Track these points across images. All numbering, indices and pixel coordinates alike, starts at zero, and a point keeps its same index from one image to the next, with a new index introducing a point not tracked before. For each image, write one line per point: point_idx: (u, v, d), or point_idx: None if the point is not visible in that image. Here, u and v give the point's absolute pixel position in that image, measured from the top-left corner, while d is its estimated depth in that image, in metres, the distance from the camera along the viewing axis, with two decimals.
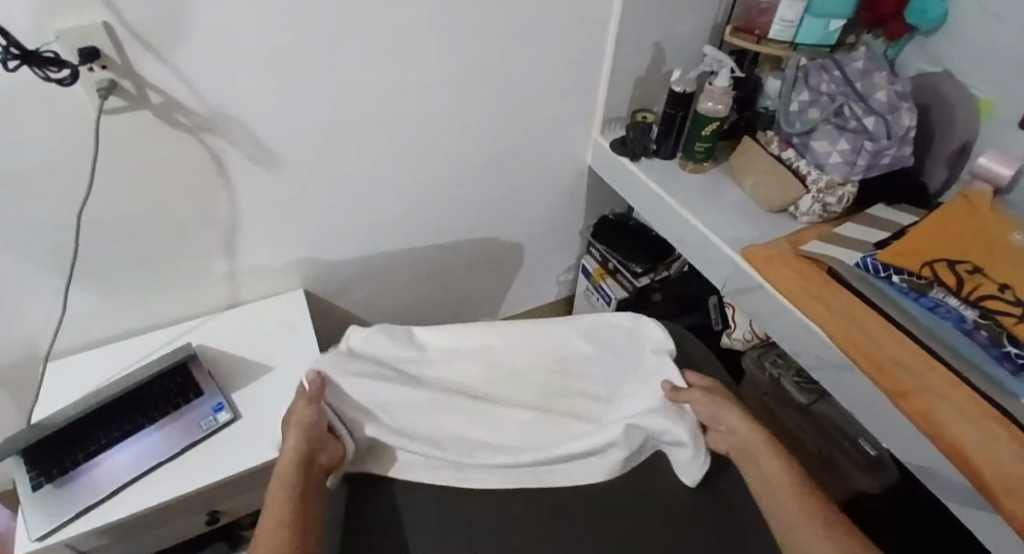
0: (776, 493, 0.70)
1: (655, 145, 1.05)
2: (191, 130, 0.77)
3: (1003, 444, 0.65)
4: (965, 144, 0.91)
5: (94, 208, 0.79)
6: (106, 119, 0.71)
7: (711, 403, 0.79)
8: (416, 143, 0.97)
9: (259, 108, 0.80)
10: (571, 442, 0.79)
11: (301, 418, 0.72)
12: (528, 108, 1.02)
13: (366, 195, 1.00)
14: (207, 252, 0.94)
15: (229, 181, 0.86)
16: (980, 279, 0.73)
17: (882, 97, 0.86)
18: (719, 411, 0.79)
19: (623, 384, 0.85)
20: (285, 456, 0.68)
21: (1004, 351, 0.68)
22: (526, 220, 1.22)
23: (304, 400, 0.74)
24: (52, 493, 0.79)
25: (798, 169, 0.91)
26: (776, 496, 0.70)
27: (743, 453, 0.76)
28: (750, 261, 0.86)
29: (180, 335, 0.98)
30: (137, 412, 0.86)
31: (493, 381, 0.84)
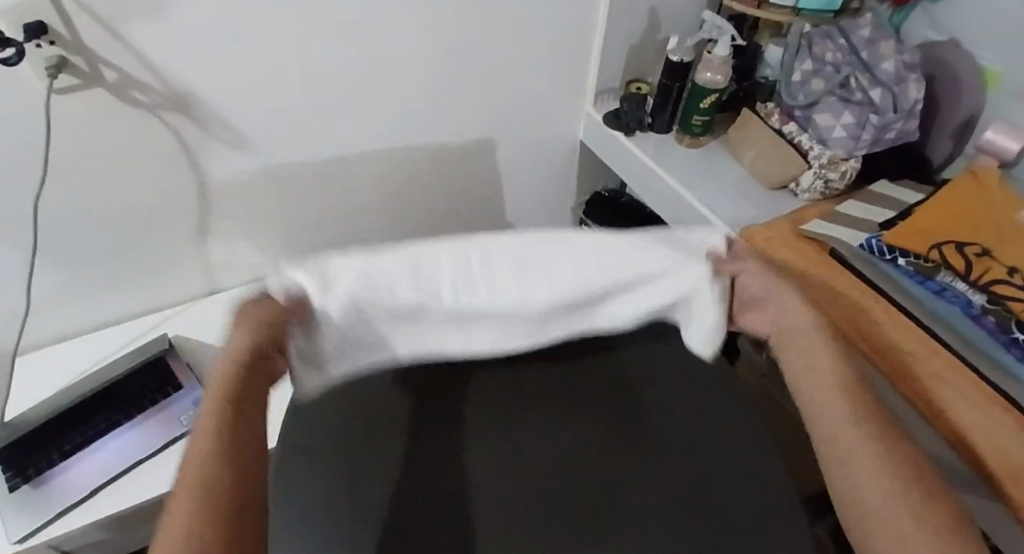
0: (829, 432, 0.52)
1: (650, 118, 1.00)
2: (151, 109, 0.72)
3: (1006, 431, 0.62)
4: (970, 117, 0.87)
5: (52, 195, 0.74)
6: (58, 99, 0.65)
7: (764, 273, 0.61)
8: (398, 119, 0.91)
9: (227, 84, 0.74)
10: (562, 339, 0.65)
11: (243, 342, 0.48)
12: (516, 81, 0.97)
13: (348, 176, 0.95)
14: (180, 239, 0.89)
15: (198, 162, 0.81)
16: (989, 262, 0.71)
17: (888, 67, 0.82)
18: (777, 289, 0.60)
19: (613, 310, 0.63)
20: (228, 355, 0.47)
21: (1012, 337, 0.66)
22: (517, 197, 1.17)
23: (263, 306, 0.49)
24: (28, 494, 0.75)
25: (799, 144, 0.87)
26: (826, 431, 0.52)
27: (794, 343, 0.58)
28: (751, 243, 0.83)
29: (155, 325, 0.94)
30: (113, 408, 0.82)
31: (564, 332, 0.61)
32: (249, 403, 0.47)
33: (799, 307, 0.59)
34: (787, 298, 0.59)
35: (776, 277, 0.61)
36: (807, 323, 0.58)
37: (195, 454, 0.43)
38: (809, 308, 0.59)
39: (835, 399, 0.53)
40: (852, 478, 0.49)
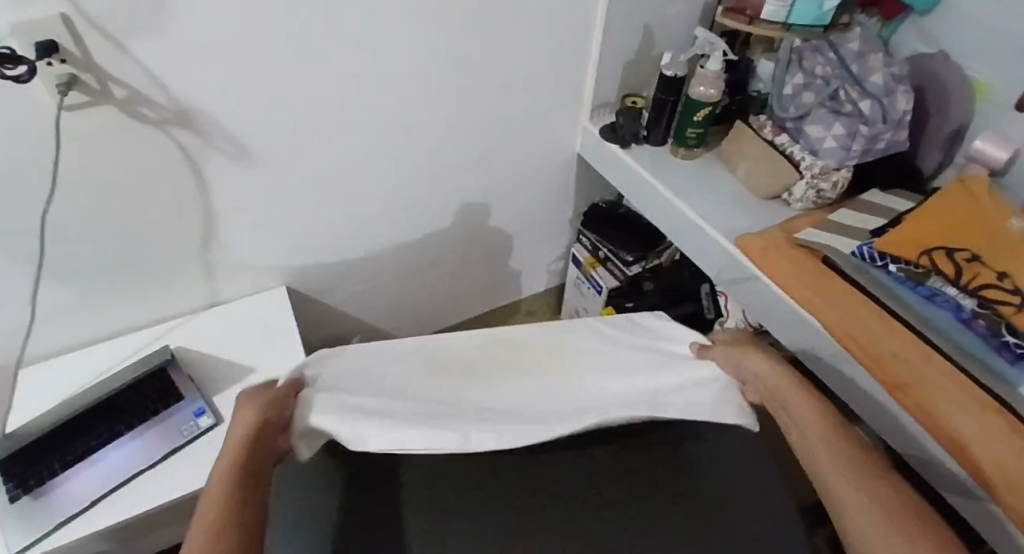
0: (829, 478, 0.59)
1: (646, 131, 1.02)
2: (158, 124, 0.73)
3: (1000, 433, 0.64)
4: (960, 127, 0.89)
5: (60, 209, 0.75)
6: (68, 116, 0.67)
7: (740, 356, 0.71)
8: (398, 133, 0.93)
9: (233, 100, 0.76)
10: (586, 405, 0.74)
11: (253, 400, 0.65)
12: (514, 96, 0.99)
13: (350, 188, 0.97)
14: (184, 251, 0.90)
15: (202, 176, 0.82)
16: (978, 268, 0.72)
17: (877, 80, 0.84)
18: (742, 359, 0.71)
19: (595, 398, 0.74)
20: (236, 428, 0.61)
21: (1003, 341, 0.67)
22: (516, 209, 1.19)
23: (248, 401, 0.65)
24: (29, 505, 0.75)
25: (791, 155, 0.88)
26: (827, 477, 0.59)
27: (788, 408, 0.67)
28: (747, 251, 0.84)
29: (158, 337, 0.96)
30: (115, 419, 0.83)
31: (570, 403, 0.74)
32: (258, 450, 0.60)
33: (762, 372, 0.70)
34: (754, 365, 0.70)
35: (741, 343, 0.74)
36: (780, 385, 0.68)
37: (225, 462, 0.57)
38: (778, 371, 0.69)
39: (815, 445, 0.62)
40: (841, 508, 0.57)
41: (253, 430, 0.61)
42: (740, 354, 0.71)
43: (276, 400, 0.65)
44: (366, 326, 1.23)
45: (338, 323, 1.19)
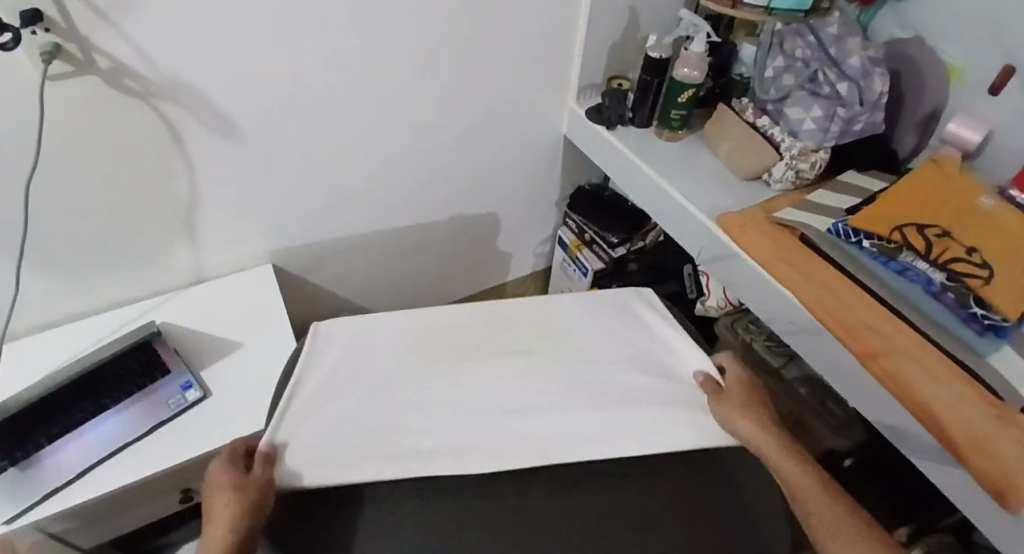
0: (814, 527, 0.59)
1: (631, 113, 1.04)
2: (142, 96, 0.73)
3: (965, 400, 0.68)
4: (935, 110, 0.91)
5: (42, 181, 0.75)
6: (52, 86, 0.66)
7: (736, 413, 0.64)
8: (385, 110, 0.94)
9: (218, 74, 0.76)
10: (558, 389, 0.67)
11: (223, 485, 0.55)
12: (500, 77, 1.00)
13: (336, 164, 0.97)
14: (169, 226, 0.90)
15: (186, 150, 0.82)
16: (948, 242, 0.75)
17: (854, 62, 0.86)
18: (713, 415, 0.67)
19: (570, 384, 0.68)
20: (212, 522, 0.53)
21: (971, 312, 0.71)
22: (503, 190, 1.20)
23: (221, 474, 0.57)
24: (15, 477, 0.75)
25: (772, 137, 0.91)
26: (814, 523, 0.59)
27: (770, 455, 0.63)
28: (727, 229, 0.86)
29: (143, 314, 0.95)
30: (99, 393, 0.83)
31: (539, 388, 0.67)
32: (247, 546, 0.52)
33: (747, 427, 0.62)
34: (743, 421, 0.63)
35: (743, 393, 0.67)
36: (773, 446, 0.62)
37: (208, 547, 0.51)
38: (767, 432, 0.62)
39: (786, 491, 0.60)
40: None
41: (244, 515, 0.53)
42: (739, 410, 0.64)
43: (265, 487, 0.55)
44: (357, 305, 1.25)
45: (326, 301, 1.20)
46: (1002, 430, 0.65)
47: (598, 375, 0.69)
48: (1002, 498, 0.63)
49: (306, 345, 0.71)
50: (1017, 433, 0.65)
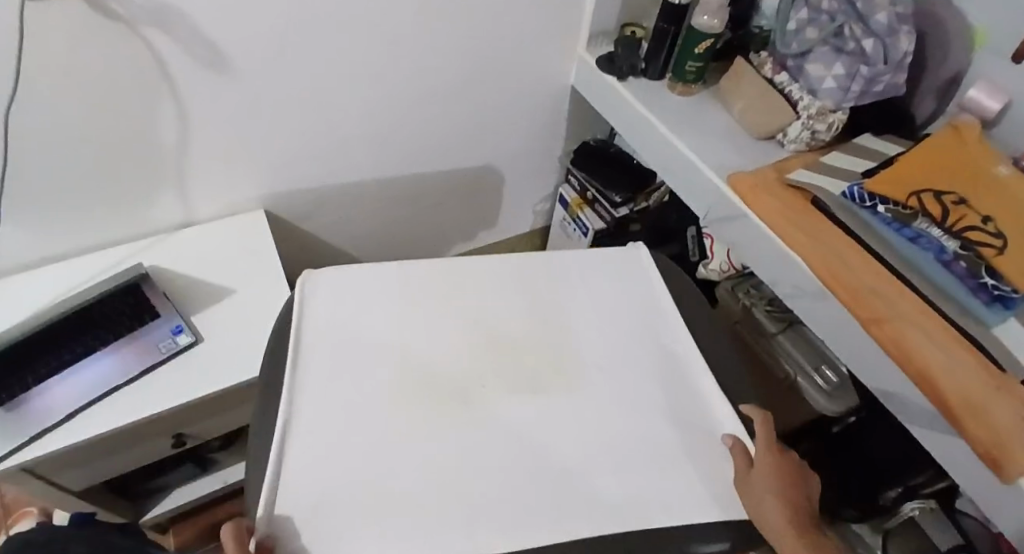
0: None
1: (644, 64, 1.00)
2: (129, 23, 0.68)
3: (968, 369, 0.68)
4: (957, 74, 0.88)
5: (23, 112, 0.70)
6: (33, 9, 0.61)
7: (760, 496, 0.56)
8: (387, 51, 0.89)
9: (212, 3, 0.70)
10: (558, 401, 0.65)
11: None
12: (509, 20, 0.95)
13: (335, 106, 0.93)
14: (158, 165, 0.86)
15: (177, 84, 0.77)
16: (964, 211, 0.74)
17: (882, 18, 0.80)
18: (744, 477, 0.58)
19: (574, 412, 0.64)
20: None
21: (980, 282, 0.70)
22: (506, 142, 1.17)
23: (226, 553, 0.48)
24: (2, 418, 0.73)
25: (790, 94, 0.88)
26: None
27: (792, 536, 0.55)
28: (737, 188, 0.84)
29: (129, 257, 0.92)
30: (88, 334, 0.80)
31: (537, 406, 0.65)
32: None
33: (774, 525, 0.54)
34: (768, 509, 0.55)
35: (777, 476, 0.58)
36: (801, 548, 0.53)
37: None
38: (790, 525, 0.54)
39: None
40: None
41: None
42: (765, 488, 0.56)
43: None
44: (351, 255, 1.23)
45: (319, 251, 1.17)
46: (1000, 401, 0.66)
47: (607, 405, 0.65)
48: (995, 466, 0.63)
49: (296, 301, 0.71)
50: (1016, 404, 0.65)
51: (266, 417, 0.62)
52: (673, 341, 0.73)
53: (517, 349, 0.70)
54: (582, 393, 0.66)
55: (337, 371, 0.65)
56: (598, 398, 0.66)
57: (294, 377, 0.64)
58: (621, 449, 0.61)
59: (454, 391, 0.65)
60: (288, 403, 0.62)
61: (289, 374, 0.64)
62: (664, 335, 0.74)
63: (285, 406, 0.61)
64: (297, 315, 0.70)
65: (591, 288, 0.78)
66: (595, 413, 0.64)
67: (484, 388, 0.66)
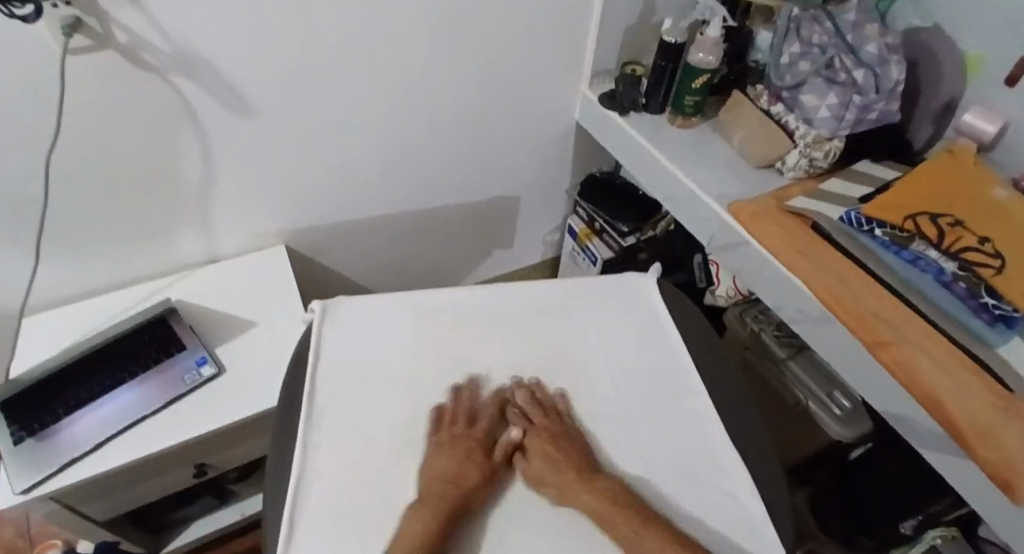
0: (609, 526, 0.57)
1: (644, 99, 1.04)
2: (159, 72, 0.73)
3: (975, 392, 0.68)
4: (951, 100, 0.91)
5: (62, 155, 0.76)
6: (72, 60, 0.67)
7: (541, 478, 0.61)
8: (399, 92, 0.94)
9: (233, 51, 0.76)
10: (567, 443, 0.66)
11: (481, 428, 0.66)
12: (513, 60, 1.00)
13: (349, 145, 0.98)
14: (183, 204, 0.91)
15: (202, 128, 0.83)
16: (961, 232, 0.76)
17: (872, 49, 0.85)
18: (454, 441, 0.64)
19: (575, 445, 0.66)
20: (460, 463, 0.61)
21: (981, 302, 0.71)
22: (515, 175, 1.21)
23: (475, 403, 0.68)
24: (33, 447, 0.77)
25: (786, 124, 0.91)
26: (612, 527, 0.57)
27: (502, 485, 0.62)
28: (737, 216, 0.87)
29: (156, 292, 0.97)
30: (118, 366, 0.85)
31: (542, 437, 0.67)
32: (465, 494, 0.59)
33: (563, 494, 0.60)
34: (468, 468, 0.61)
35: (550, 447, 0.64)
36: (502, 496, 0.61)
37: (419, 517, 0.56)
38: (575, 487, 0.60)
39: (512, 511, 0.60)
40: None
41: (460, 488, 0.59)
42: (541, 468, 0.62)
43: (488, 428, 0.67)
44: (365, 289, 1.27)
45: (335, 284, 1.22)
46: (1007, 421, 0.66)
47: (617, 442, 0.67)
48: (1007, 488, 0.63)
49: (315, 322, 0.76)
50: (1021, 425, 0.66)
51: (284, 442, 0.65)
52: (667, 363, 0.76)
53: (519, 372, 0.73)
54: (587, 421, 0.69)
55: (353, 391, 0.69)
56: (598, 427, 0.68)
57: (312, 398, 0.68)
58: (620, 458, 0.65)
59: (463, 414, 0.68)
60: (305, 437, 0.65)
61: (306, 399, 0.68)
62: (664, 355, 0.77)
63: (304, 445, 0.64)
64: (315, 346, 0.74)
65: (594, 311, 0.81)
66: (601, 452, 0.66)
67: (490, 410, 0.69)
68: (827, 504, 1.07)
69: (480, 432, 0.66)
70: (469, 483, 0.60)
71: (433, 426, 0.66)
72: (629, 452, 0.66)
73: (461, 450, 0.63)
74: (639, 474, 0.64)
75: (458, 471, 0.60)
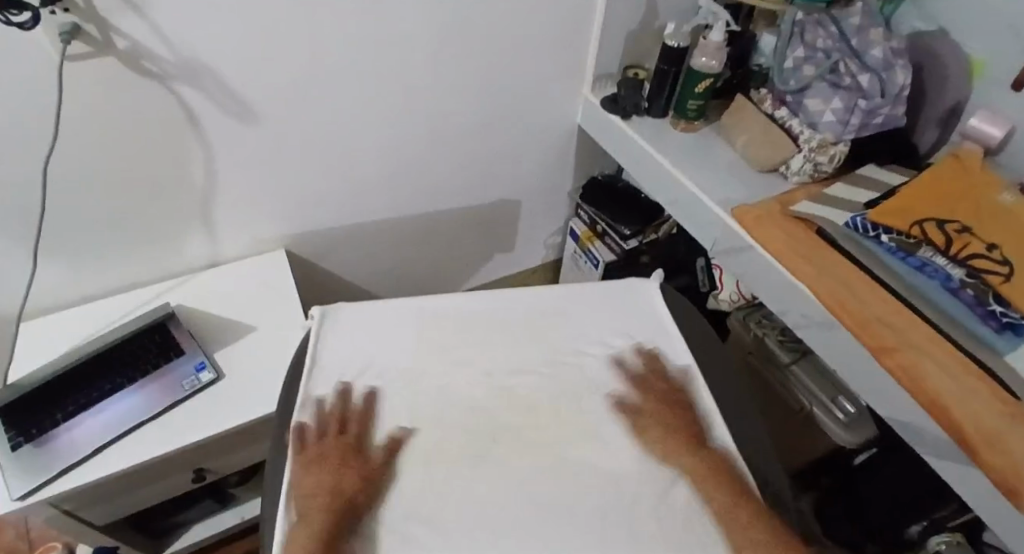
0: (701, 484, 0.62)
1: (647, 103, 1.03)
2: (159, 78, 0.73)
3: (982, 398, 0.67)
4: (957, 104, 0.90)
5: (60, 161, 0.75)
6: (70, 67, 0.66)
7: (649, 437, 0.66)
8: (400, 97, 0.94)
9: (234, 57, 0.75)
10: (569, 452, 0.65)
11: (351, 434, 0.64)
12: (516, 64, 0.99)
13: (350, 149, 0.97)
14: (183, 209, 0.91)
15: (202, 134, 0.82)
16: (968, 239, 0.75)
17: (877, 53, 0.85)
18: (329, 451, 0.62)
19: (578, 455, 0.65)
20: (334, 472, 0.60)
21: (989, 309, 0.70)
22: (517, 179, 1.20)
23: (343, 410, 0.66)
24: (31, 452, 0.76)
25: (790, 128, 0.90)
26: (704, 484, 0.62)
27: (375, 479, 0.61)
28: (741, 220, 0.86)
29: (156, 296, 0.96)
30: (116, 371, 0.84)
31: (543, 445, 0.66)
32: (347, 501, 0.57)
33: (670, 454, 0.64)
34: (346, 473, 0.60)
35: (667, 413, 0.68)
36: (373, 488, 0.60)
37: (304, 532, 0.54)
38: (679, 453, 0.64)
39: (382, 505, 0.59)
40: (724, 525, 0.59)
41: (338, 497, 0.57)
42: (652, 430, 0.66)
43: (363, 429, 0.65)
44: (365, 293, 1.26)
45: (336, 288, 1.21)
46: (1014, 429, 0.65)
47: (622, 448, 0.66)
48: (1013, 496, 0.63)
49: (314, 328, 0.75)
50: None
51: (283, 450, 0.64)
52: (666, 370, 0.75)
53: (521, 381, 0.72)
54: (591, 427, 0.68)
55: (351, 398, 0.68)
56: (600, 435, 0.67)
57: (308, 404, 0.68)
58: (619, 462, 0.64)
59: (463, 421, 0.67)
60: (303, 445, 0.64)
61: (304, 407, 0.67)
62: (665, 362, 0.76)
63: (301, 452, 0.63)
64: (313, 353, 0.73)
65: (597, 317, 0.80)
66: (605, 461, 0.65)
67: (493, 418, 0.68)
68: (831, 510, 1.05)
69: (352, 437, 0.64)
70: (350, 490, 0.58)
71: (311, 436, 0.64)
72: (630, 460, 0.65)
73: (336, 461, 0.61)
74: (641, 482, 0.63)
75: (339, 480, 0.59)
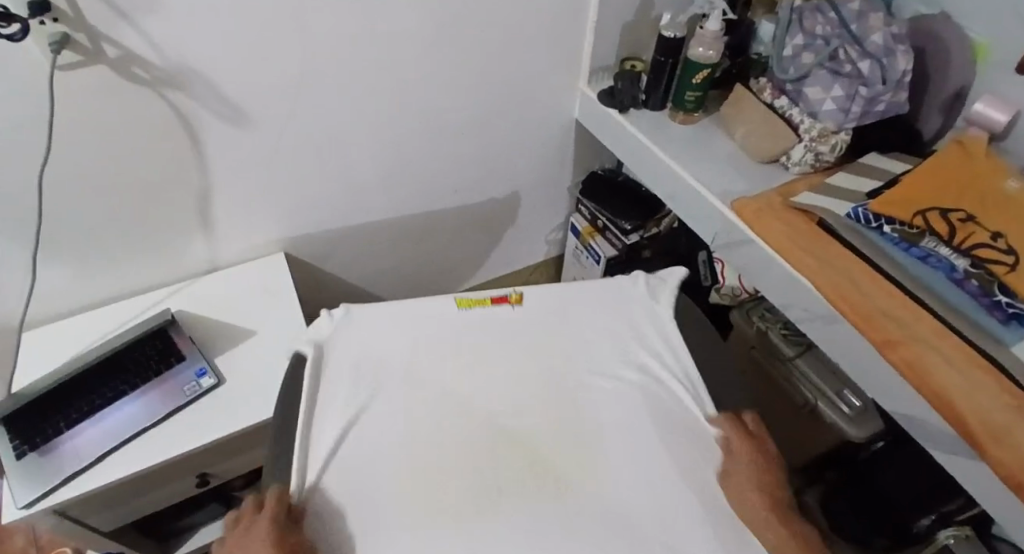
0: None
1: (644, 96, 1.02)
2: (152, 85, 0.72)
3: (989, 392, 0.66)
4: (961, 89, 0.88)
5: (56, 170, 0.75)
6: (62, 76, 0.66)
7: (745, 494, 0.64)
8: (395, 97, 0.93)
9: (224, 63, 0.75)
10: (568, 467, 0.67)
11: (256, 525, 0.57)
12: (510, 60, 0.98)
13: (345, 150, 0.96)
14: (181, 215, 0.91)
15: (197, 140, 0.82)
16: (972, 228, 0.74)
17: (877, 39, 0.83)
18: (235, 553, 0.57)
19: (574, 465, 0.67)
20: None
21: (994, 300, 0.69)
22: (515, 175, 1.19)
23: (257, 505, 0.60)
24: (35, 461, 0.77)
25: (790, 117, 0.88)
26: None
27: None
28: (741, 214, 0.85)
29: (157, 302, 0.96)
30: (118, 379, 0.84)
31: (541, 456, 0.68)
32: None
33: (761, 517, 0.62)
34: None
35: (757, 463, 0.65)
36: None
37: None
38: (771, 509, 0.62)
39: None
40: None
41: None
42: (745, 485, 0.64)
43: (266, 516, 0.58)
44: (366, 294, 1.26)
45: (336, 289, 1.20)
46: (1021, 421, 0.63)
47: (619, 459, 0.68)
48: (1019, 490, 0.62)
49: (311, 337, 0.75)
50: None
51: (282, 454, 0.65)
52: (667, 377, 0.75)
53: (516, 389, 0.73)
54: (590, 437, 0.70)
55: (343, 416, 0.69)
56: (597, 447, 0.69)
57: (309, 424, 0.68)
58: (617, 469, 0.67)
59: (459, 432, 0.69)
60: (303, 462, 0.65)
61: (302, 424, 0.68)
62: (659, 365, 0.76)
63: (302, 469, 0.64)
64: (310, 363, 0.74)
65: (593, 322, 0.81)
66: (600, 470, 0.67)
67: None
68: (836, 505, 1.06)
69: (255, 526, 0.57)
70: None
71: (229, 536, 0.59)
72: (630, 473, 0.67)
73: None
74: (635, 496, 0.65)
75: None
